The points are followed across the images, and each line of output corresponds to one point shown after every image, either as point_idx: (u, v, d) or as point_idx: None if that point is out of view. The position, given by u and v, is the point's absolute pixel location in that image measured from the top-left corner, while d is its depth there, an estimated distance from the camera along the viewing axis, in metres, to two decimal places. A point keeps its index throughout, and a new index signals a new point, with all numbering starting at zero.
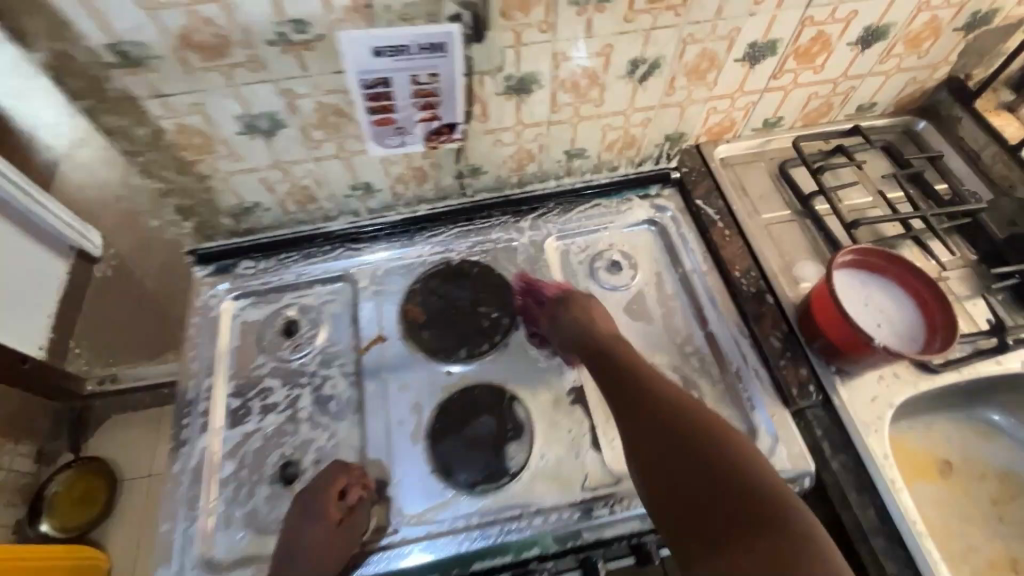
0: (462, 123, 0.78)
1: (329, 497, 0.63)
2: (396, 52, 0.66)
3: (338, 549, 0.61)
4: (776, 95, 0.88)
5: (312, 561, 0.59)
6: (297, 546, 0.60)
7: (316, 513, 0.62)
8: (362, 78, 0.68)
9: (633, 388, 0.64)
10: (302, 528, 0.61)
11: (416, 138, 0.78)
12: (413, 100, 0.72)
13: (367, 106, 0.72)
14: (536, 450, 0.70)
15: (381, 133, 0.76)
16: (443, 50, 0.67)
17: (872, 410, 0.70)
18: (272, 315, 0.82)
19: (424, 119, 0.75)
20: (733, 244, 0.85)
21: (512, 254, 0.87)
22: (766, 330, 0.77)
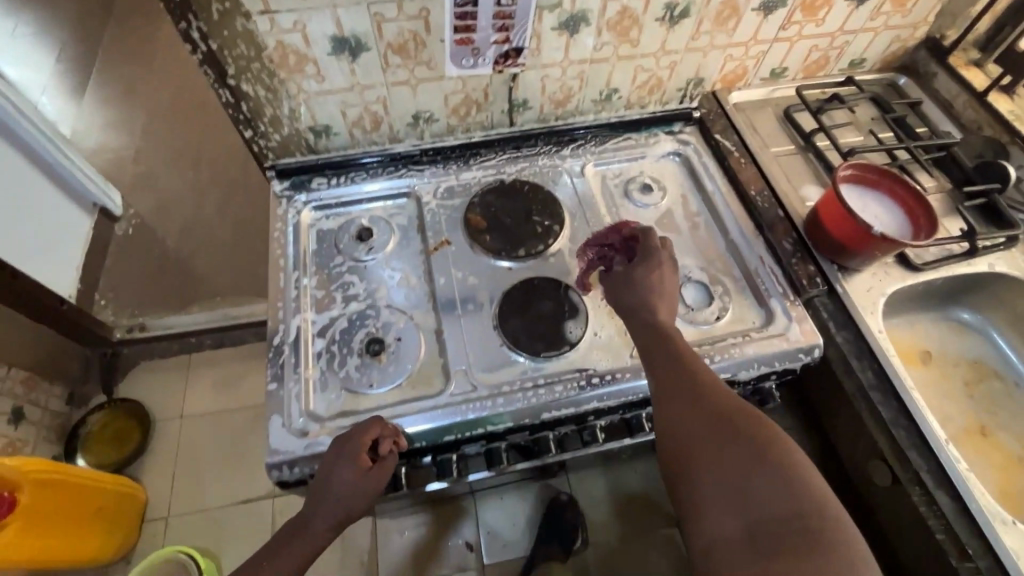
0: (527, 49, 0.88)
1: (362, 447, 0.67)
2: None
3: (363, 494, 0.66)
4: (783, 46, 1.02)
5: (341, 499, 0.66)
6: (327, 487, 0.66)
7: (347, 458, 0.67)
8: None
9: (672, 363, 0.66)
10: (334, 471, 0.67)
11: (486, 61, 0.88)
12: (492, 21, 0.82)
13: (453, 25, 0.81)
14: (590, 328, 0.81)
15: (459, 53, 0.86)
16: None
17: (868, 297, 0.84)
18: (346, 224, 0.92)
19: (498, 41, 0.85)
20: (748, 170, 0.98)
21: (556, 177, 0.99)
22: (779, 237, 0.90)
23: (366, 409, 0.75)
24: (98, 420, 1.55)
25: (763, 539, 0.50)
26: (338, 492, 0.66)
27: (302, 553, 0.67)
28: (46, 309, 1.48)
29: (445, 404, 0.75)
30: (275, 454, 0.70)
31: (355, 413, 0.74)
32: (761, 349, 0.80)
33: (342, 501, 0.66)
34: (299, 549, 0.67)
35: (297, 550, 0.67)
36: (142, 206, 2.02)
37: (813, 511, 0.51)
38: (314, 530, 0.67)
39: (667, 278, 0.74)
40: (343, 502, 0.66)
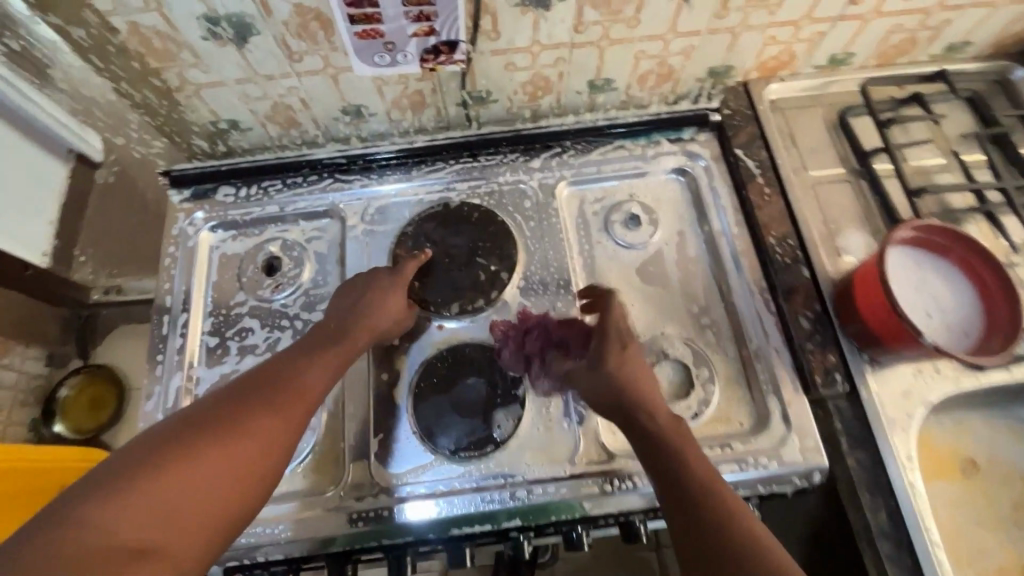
0: (464, 41, 0.66)
1: (407, 273, 0.68)
2: None
3: (400, 319, 0.66)
4: (850, 25, 0.73)
5: (377, 305, 0.64)
6: (361, 306, 0.63)
7: (393, 287, 0.66)
8: None
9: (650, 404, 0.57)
10: (363, 295, 0.64)
11: (410, 58, 0.67)
12: (404, 8, 0.60)
13: (347, 14, 0.60)
14: (526, 419, 0.65)
15: (369, 49, 0.65)
16: None
17: (902, 405, 0.64)
18: (253, 250, 0.76)
19: (419, 33, 0.64)
20: (772, 205, 0.74)
21: (518, 198, 0.77)
22: (796, 307, 0.68)
23: None
24: None
25: None
26: (379, 319, 0.64)
27: (338, 359, 0.59)
28: None
29: (335, 505, 0.62)
30: None
31: None
32: (742, 469, 0.62)
33: (383, 328, 0.64)
34: (332, 358, 0.58)
35: (322, 366, 0.57)
36: None
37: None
38: (355, 336, 0.61)
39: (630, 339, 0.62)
40: (385, 319, 0.64)
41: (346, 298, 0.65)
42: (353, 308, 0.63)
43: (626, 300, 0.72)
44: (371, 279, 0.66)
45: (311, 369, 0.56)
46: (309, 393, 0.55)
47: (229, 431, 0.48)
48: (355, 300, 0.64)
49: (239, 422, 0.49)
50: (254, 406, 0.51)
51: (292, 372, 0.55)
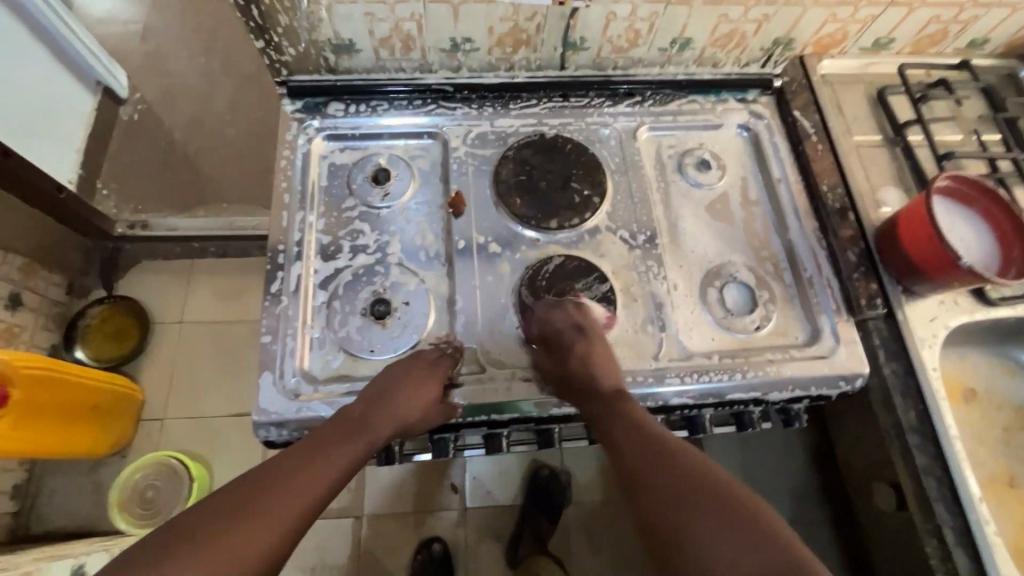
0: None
1: (435, 371, 0.67)
2: None
3: (428, 413, 0.66)
4: (899, 11, 0.85)
5: (406, 410, 0.64)
6: (383, 397, 0.64)
7: (421, 377, 0.66)
8: None
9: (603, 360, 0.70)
10: (397, 381, 0.65)
11: None
12: None
13: None
14: (615, 322, 0.74)
15: None
16: None
17: (930, 328, 0.76)
18: (360, 161, 0.82)
19: None
20: (824, 159, 0.85)
21: (604, 137, 0.86)
22: (845, 245, 0.80)
23: (363, 376, 0.69)
24: (100, 313, 1.53)
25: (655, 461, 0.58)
26: (404, 410, 0.64)
27: (358, 454, 0.61)
28: (46, 198, 1.39)
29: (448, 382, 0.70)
30: (263, 413, 0.65)
31: (352, 379, 0.69)
32: (800, 372, 0.73)
33: (406, 419, 0.64)
34: (348, 455, 0.60)
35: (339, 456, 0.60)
36: (150, 90, 1.83)
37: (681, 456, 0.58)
38: (376, 431, 0.63)
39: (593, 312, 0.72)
40: (407, 414, 0.64)
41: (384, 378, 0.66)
42: (378, 397, 0.64)
43: (697, 232, 0.82)
44: (408, 363, 0.67)
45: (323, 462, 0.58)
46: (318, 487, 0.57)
47: (248, 515, 0.52)
48: (393, 381, 0.65)
49: (251, 519, 0.52)
50: (272, 498, 0.54)
51: (314, 464, 0.58)
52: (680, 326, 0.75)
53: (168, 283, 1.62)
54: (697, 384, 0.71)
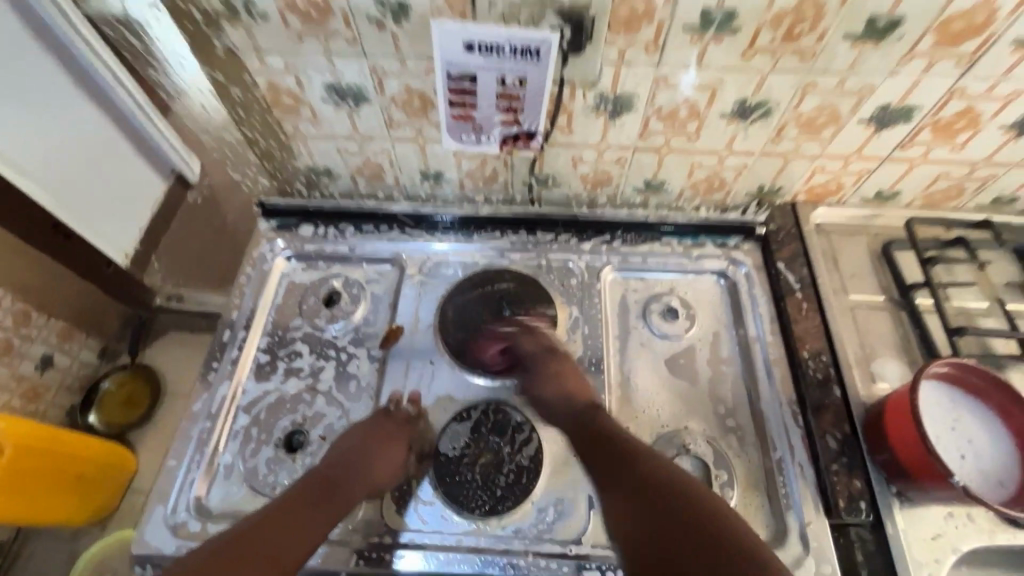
0: (541, 133, 0.74)
1: (401, 435, 0.66)
2: (489, 50, 0.62)
3: (396, 477, 0.65)
4: (898, 166, 0.78)
5: (374, 470, 0.63)
6: (359, 453, 0.64)
7: (386, 442, 0.65)
8: (449, 71, 0.65)
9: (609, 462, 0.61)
10: (363, 443, 0.64)
11: (491, 141, 0.75)
12: (496, 102, 0.68)
13: (448, 99, 0.69)
14: (537, 493, 0.65)
15: (458, 129, 0.73)
16: (537, 57, 0.63)
17: (930, 549, 0.61)
18: (318, 282, 0.83)
19: (504, 123, 0.71)
20: (808, 320, 0.76)
21: (565, 275, 0.82)
22: (824, 426, 0.68)
23: None
24: (120, 379, 1.22)
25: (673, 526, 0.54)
26: (379, 474, 0.63)
27: (324, 520, 0.59)
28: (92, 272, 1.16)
29: (338, 539, 0.63)
30: (142, 547, 0.62)
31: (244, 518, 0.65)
32: None
33: (373, 484, 0.63)
34: (323, 518, 0.59)
35: (299, 525, 0.57)
36: None
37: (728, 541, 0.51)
38: (353, 489, 0.62)
39: (553, 356, 0.71)
40: (372, 478, 0.63)
41: (351, 441, 0.66)
42: (342, 463, 0.63)
43: (652, 389, 0.74)
44: (380, 424, 0.67)
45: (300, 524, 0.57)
46: (295, 549, 0.56)
47: None
48: (362, 442, 0.65)
49: None
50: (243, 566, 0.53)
51: (290, 525, 0.57)
52: None
53: (165, 359, 1.28)
54: None
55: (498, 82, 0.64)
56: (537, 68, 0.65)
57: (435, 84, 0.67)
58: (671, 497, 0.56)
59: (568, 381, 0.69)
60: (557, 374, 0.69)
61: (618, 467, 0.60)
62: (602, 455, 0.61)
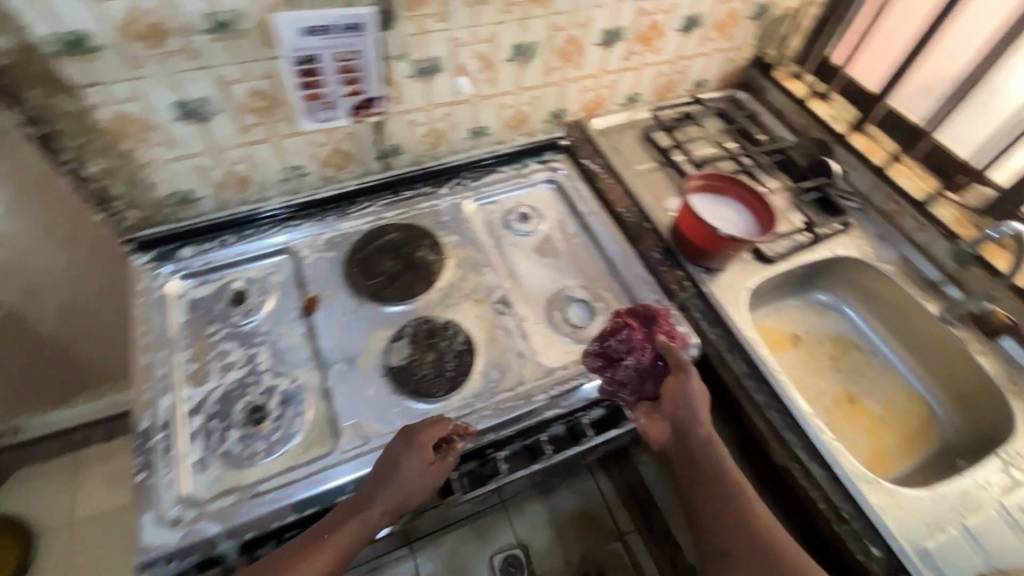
0: (381, 97, 0.91)
1: (429, 438, 0.68)
2: (322, 32, 0.77)
3: (421, 486, 0.66)
4: (630, 74, 1.12)
5: (410, 479, 0.66)
6: (392, 467, 0.66)
7: (416, 449, 0.67)
8: (293, 56, 0.79)
9: (722, 487, 0.67)
10: (400, 445, 0.68)
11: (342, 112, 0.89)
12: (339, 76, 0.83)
13: (298, 83, 0.82)
14: (479, 365, 0.82)
15: (311, 109, 0.86)
16: (361, 31, 0.79)
17: (732, 293, 0.92)
18: (219, 290, 0.88)
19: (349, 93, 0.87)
20: (614, 189, 1.05)
21: (436, 216, 1.00)
22: (648, 248, 0.96)
23: (249, 483, 0.70)
24: None
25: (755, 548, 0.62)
26: (407, 481, 0.66)
27: (353, 538, 0.63)
28: None
29: (332, 464, 0.72)
30: (142, 551, 0.63)
31: (235, 489, 0.70)
32: None
33: (403, 494, 0.65)
34: (359, 528, 0.63)
35: (349, 533, 0.62)
36: None
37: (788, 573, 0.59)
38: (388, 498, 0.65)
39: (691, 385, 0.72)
40: (407, 488, 0.65)
41: (393, 451, 0.68)
42: (378, 477, 0.66)
43: (532, 270, 0.95)
44: (412, 432, 0.69)
45: (345, 532, 0.63)
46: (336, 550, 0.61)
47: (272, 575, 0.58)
48: (401, 449, 0.67)
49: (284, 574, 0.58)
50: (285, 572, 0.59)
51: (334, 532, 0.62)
52: (535, 350, 0.85)
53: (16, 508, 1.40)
54: (564, 392, 0.79)
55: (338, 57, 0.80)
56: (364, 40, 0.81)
57: (284, 71, 0.80)
58: (755, 526, 0.64)
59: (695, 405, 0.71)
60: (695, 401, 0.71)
61: (724, 507, 0.65)
62: (704, 489, 0.67)
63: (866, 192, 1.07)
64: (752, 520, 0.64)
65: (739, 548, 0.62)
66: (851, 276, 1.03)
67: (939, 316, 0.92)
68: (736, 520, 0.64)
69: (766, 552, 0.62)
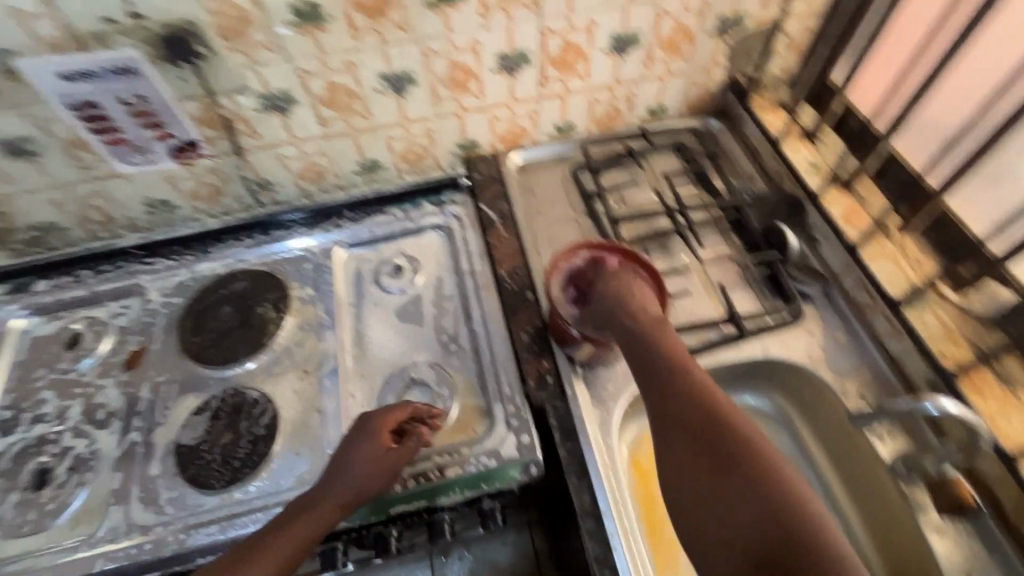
0: (203, 140, 0.81)
1: (385, 423, 0.66)
2: (87, 76, 0.69)
3: (381, 475, 0.63)
4: (554, 102, 0.92)
5: (364, 476, 0.62)
6: (342, 462, 0.62)
7: (368, 437, 0.64)
8: (67, 103, 0.71)
9: (684, 425, 0.55)
10: (345, 445, 0.64)
11: (162, 156, 0.82)
12: (134, 120, 0.75)
13: (89, 129, 0.75)
14: (277, 453, 0.72)
15: (121, 153, 0.79)
16: (138, 74, 0.70)
17: (607, 396, 0.75)
18: (59, 330, 0.85)
19: (158, 137, 0.79)
20: (507, 244, 0.88)
21: (300, 263, 0.90)
22: (520, 324, 0.80)
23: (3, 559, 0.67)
24: None
25: (714, 462, 0.51)
26: (358, 476, 0.62)
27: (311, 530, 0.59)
28: None
29: (83, 553, 0.66)
30: None
31: None
32: (465, 469, 0.69)
33: (358, 487, 0.61)
34: (327, 513, 0.60)
35: (304, 526, 0.58)
36: None
37: (753, 476, 0.49)
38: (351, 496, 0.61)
39: (631, 284, 0.68)
40: (360, 481, 0.61)
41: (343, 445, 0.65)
42: (328, 475, 0.62)
43: (384, 338, 0.82)
44: (366, 420, 0.66)
45: (302, 523, 0.59)
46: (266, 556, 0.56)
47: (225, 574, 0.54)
48: (357, 443, 0.64)
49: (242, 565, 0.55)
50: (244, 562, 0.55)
51: (300, 517, 0.59)
52: None
53: None
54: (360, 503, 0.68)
55: (116, 102, 0.71)
56: (148, 82, 0.72)
57: (66, 118, 0.73)
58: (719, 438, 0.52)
59: (640, 300, 0.67)
60: (622, 293, 0.67)
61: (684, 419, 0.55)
62: (670, 432, 0.55)
63: (838, 273, 0.81)
64: (725, 453, 0.52)
65: (721, 456, 0.51)
66: (789, 380, 0.80)
67: (888, 463, 0.69)
68: (717, 445, 0.52)
69: (728, 448, 0.52)
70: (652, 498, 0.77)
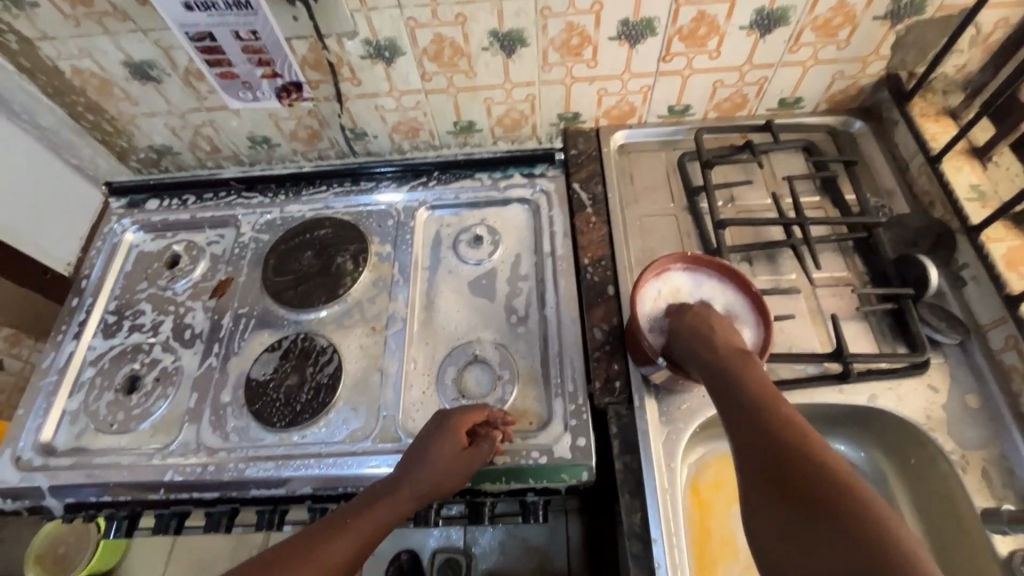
0: (307, 82, 0.81)
1: (465, 422, 0.64)
2: (207, 7, 0.69)
3: (455, 476, 0.62)
4: (672, 80, 0.83)
5: (440, 473, 0.61)
6: (422, 455, 0.62)
7: (447, 433, 0.63)
8: (186, 31, 0.72)
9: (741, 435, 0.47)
10: (426, 438, 0.63)
11: (268, 94, 0.82)
12: (246, 55, 0.76)
13: (204, 60, 0.76)
14: (337, 404, 0.73)
15: (231, 87, 0.81)
16: (254, 9, 0.69)
17: (676, 416, 0.69)
18: (162, 249, 0.91)
19: (266, 75, 0.79)
20: (595, 231, 0.82)
21: (383, 219, 0.89)
22: (595, 319, 0.75)
23: (94, 450, 0.74)
24: None
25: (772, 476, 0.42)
26: (437, 472, 0.61)
27: (386, 522, 0.58)
28: None
29: (157, 460, 0.71)
30: None
31: (81, 452, 0.74)
32: (515, 460, 0.66)
33: (433, 483, 0.61)
34: (403, 507, 0.59)
35: (380, 517, 0.58)
36: None
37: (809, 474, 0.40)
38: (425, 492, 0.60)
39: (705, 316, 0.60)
40: (436, 476, 0.61)
41: (421, 439, 0.64)
42: (408, 461, 0.62)
43: (453, 308, 0.80)
44: (446, 417, 0.65)
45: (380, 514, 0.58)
46: (345, 548, 0.55)
47: (305, 559, 0.53)
48: (436, 439, 0.63)
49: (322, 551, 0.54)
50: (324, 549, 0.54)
51: (380, 507, 0.58)
52: (402, 409, 0.72)
53: None
54: None
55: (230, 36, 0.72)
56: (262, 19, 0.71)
57: (185, 46, 0.74)
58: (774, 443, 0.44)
59: (714, 329, 0.58)
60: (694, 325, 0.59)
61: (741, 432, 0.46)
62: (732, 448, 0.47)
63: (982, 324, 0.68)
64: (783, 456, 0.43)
65: (778, 468, 0.42)
66: (896, 441, 0.71)
67: (1003, 560, 0.59)
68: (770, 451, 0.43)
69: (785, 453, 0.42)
70: (708, 530, 0.72)
